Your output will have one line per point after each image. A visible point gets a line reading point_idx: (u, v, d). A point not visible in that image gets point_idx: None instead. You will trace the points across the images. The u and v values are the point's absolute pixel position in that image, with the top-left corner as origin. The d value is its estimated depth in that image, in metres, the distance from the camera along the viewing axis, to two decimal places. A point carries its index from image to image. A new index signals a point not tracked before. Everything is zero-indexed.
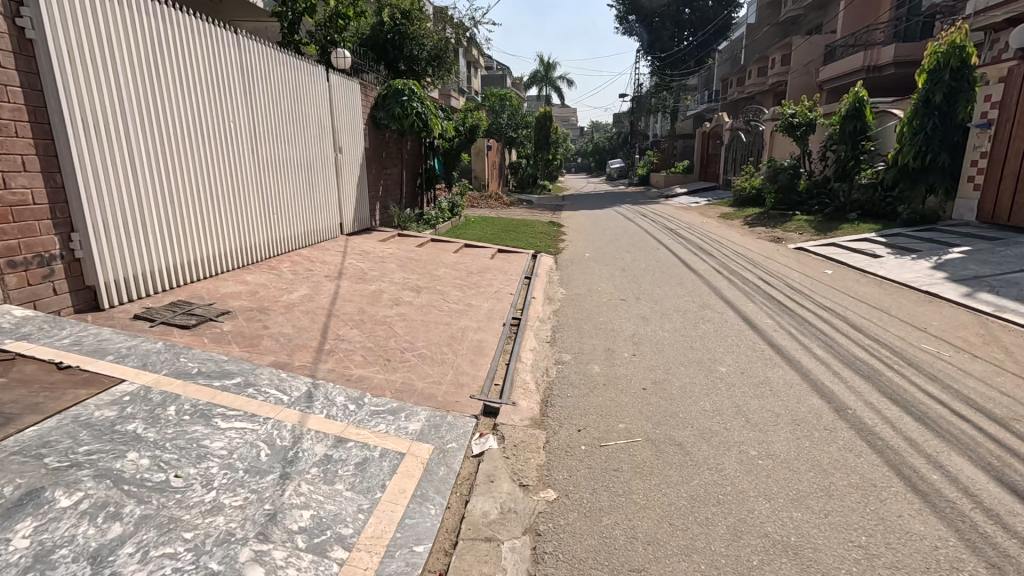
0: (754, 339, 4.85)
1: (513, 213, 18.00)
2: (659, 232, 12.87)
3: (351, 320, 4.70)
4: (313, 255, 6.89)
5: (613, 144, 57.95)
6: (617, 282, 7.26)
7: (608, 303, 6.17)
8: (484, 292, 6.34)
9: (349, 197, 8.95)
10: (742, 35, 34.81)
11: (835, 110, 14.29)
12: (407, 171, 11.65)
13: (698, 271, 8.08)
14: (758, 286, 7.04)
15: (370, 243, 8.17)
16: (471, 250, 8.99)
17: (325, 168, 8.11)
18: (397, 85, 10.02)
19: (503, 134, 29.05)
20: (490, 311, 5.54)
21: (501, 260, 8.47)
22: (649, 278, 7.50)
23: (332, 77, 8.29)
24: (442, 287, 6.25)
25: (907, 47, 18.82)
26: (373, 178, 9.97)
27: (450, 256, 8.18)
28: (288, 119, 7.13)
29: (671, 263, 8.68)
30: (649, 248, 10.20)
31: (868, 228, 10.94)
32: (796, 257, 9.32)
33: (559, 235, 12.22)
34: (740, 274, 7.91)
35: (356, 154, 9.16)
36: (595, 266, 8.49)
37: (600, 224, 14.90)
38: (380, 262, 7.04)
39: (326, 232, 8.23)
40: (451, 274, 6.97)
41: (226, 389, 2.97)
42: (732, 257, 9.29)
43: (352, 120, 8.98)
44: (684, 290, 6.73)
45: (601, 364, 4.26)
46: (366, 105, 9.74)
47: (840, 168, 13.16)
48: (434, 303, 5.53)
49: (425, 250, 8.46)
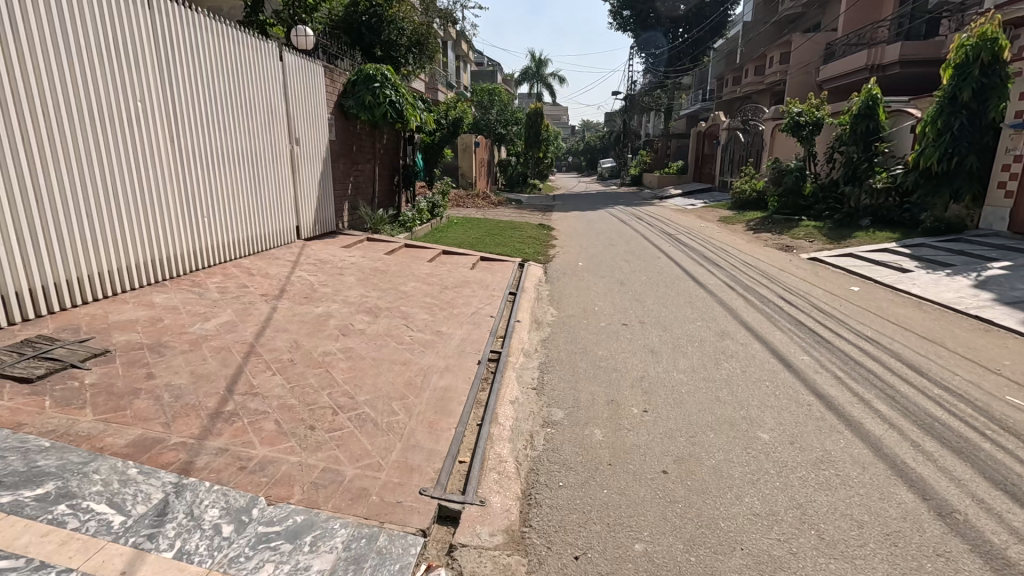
0: (793, 386, 3.84)
1: (501, 214, 16.91)
2: (657, 237, 11.89)
3: (278, 360, 3.59)
4: (255, 265, 5.75)
5: (606, 144, 56.94)
6: (616, 300, 6.22)
7: (607, 329, 5.14)
8: (460, 314, 5.26)
9: (310, 195, 7.83)
10: (738, 33, 33.90)
11: (845, 108, 13.37)
12: (381, 167, 10.55)
13: (708, 286, 7.08)
14: (779, 307, 6.06)
15: (331, 250, 7.04)
16: (449, 259, 7.87)
17: (277, 164, 6.98)
18: (368, 70, 8.86)
19: (492, 130, 27.83)
20: (463, 343, 4.46)
21: (482, 270, 7.39)
22: (654, 295, 6.48)
23: (289, 57, 7.14)
24: (407, 309, 5.14)
25: (912, 46, 17.92)
26: (340, 174, 8.86)
27: (424, 266, 7.07)
28: (231, 104, 5.99)
29: (676, 276, 7.66)
30: (650, 256, 9.19)
31: (885, 237, 10.03)
32: (813, 268, 8.38)
33: (551, 240, 11.13)
34: (756, 291, 6.91)
35: (318, 148, 8.03)
36: (591, 279, 7.44)
37: (593, 227, 13.85)
38: (336, 275, 5.92)
39: (279, 236, 7.10)
40: (421, 289, 5.87)
41: (16, 512, 1.88)
42: (742, 269, 8.32)
43: (314, 108, 7.83)
44: (696, 312, 5.72)
45: (604, 426, 3.21)
46: (333, 91, 8.59)
47: (850, 171, 12.27)
48: (394, 332, 4.43)
49: (395, 258, 7.35)
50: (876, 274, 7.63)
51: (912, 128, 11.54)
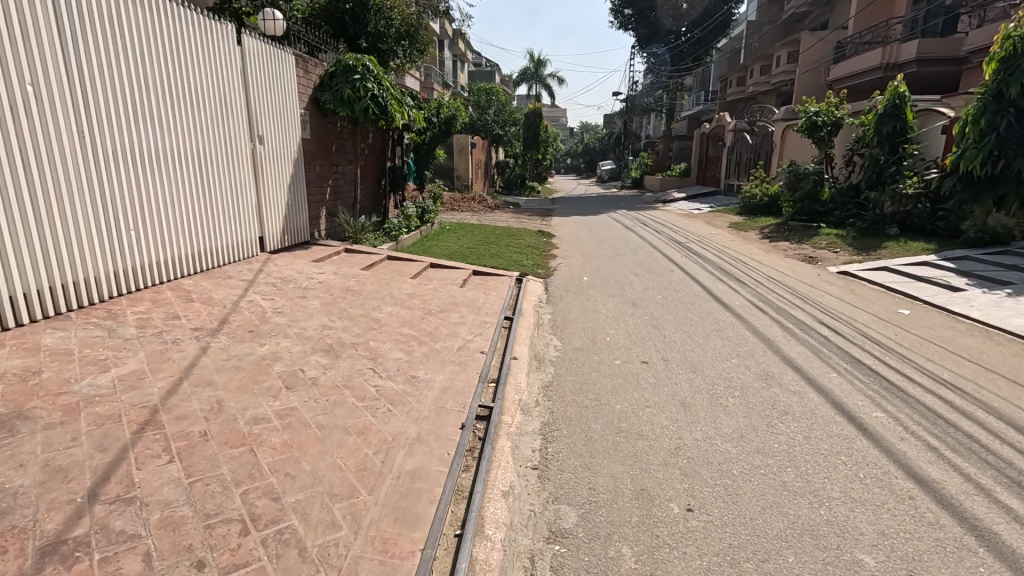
0: (882, 465, 2.88)
1: (498, 219, 15.94)
2: (666, 246, 10.96)
3: (186, 433, 2.63)
4: (198, 287, 4.78)
5: (605, 146, 56.11)
6: (630, 328, 5.28)
7: (624, 371, 4.18)
8: (443, 350, 4.30)
9: (278, 201, 6.86)
10: (742, 33, 33.00)
11: (866, 107, 12.46)
12: (364, 169, 9.59)
13: (733, 308, 6.15)
14: (824, 337, 5.10)
15: (298, 266, 6.06)
16: (436, 274, 6.90)
17: (235, 164, 6.01)
18: (348, 60, 7.87)
19: (490, 131, 26.88)
20: (444, 395, 3.50)
21: (474, 289, 6.43)
22: (674, 321, 5.54)
23: (249, 42, 6.20)
24: (378, 344, 4.18)
25: (930, 43, 17.07)
26: (315, 178, 7.91)
27: (406, 284, 6.11)
28: (178, 95, 5.05)
29: (695, 294, 6.72)
30: (662, 270, 8.25)
31: (919, 247, 9.12)
32: (847, 284, 7.46)
33: (551, 249, 10.17)
34: (790, 314, 5.96)
35: (288, 148, 7.07)
36: (599, 299, 6.49)
37: (596, 234, 12.93)
38: (298, 299, 4.95)
39: (239, 249, 6.12)
40: (399, 316, 4.90)
41: None
42: (766, 285, 7.40)
43: (282, 103, 6.87)
44: (727, 345, 4.79)
45: (637, 544, 2.25)
46: (307, 84, 7.60)
47: (874, 175, 11.35)
48: (355, 382, 3.47)
49: (373, 274, 6.38)
50: (923, 293, 6.71)
51: (944, 129, 10.63)
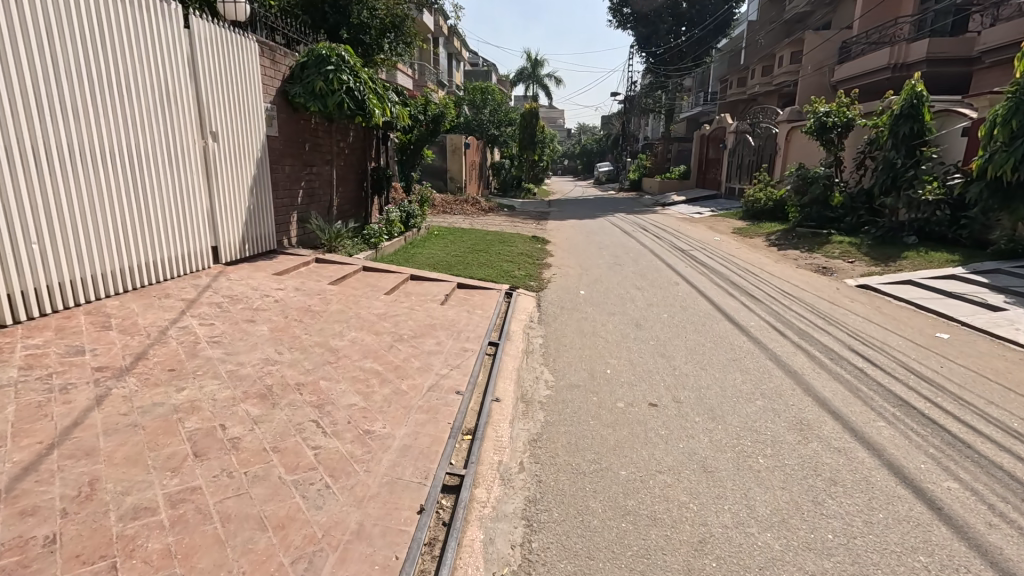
0: (975, 570, 2.16)
1: (491, 223, 15.21)
2: (668, 254, 10.25)
3: (23, 541, 1.88)
4: (123, 311, 4.03)
5: (603, 147, 55.49)
6: (633, 357, 4.56)
7: (628, 418, 3.45)
8: (409, 390, 3.55)
9: (237, 206, 6.07)
10: (742, 33, 32.35)
11: (879, 108, 11.80)
12: (342, 170, 8.85)
13: (748, 329, 5.45)
14: (860, 370, 4.37)
15: (255, 281, 5.32)
16: (415, 289, 6.17)
17: (184, 165, 5.23)
18: (321, 50, 7.13)
19: (485, 131, 26.17)
20: (403, 460, 2.76)
21: (457, 306, 5.71)
22: (683, 347, 4.84)
23: (201, 25, 5.41)
24: (329, 385, 3.43)
25: (940, 43, 16.49)
26: (284, 179, 7.17)
27: (378, 301, 5.36)
28: (105, 83, 4.26)
29: (704, 313, 6.02)
30: (666, 283, 7.54)
31: (942, 258, 8.47)
32: (869, 301, 6.78)
33: (545, 257, 9.43)
34: (816, 338, 5.21)
35: (250, 146, 6.28)
36: (598, 318, 5.76)
37: (594, 240, 12.20)
38: (243, 324, 4.20)
39: (189, 261, 5.33)
40: (363, 345, 4.16)
41: None
42: (781, 301, 6.71)
43: (240, 96, 6.09)
44: (749, 381, 4.06)
45: None
46: (274, 76, 6.85)
47: (890, 179, 10.69)
48: (288, 443, 2.73)
49: (342, 289, 5.64)
50: (958, 312, 6.03)
51: (966, 131, 9.98)
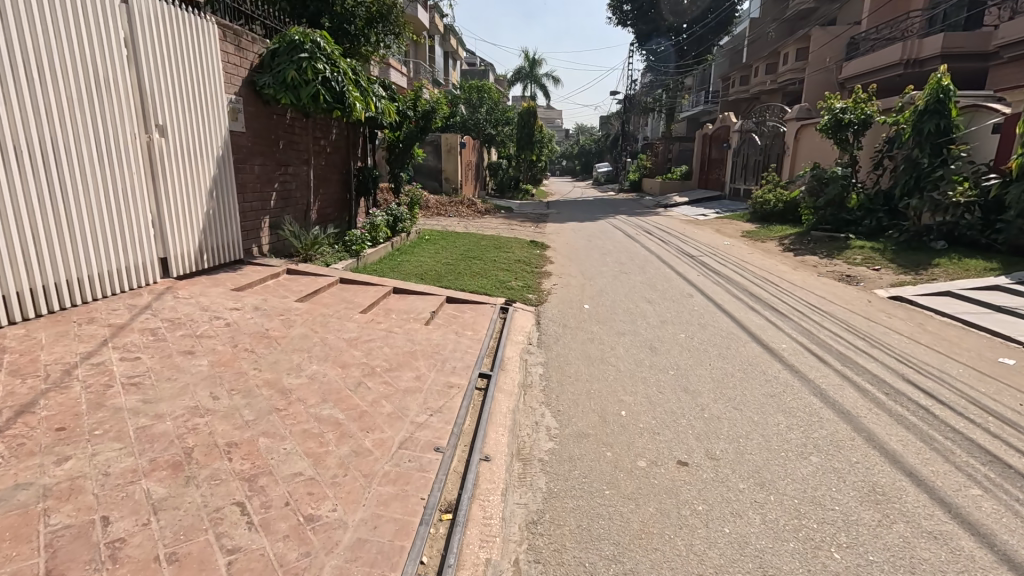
0: None
1: (487, 225, 14.45)
2: (676, 260, 9.50)
3: None
4: (25, 344, 3.26)
5: (602, 147, 54.78)
6: (651, 394, 3.81)
7: (653, 487, 2.69)
8: (374, 449, 2.78)
9: (194, 211, 5.28)
10: (745, 30, 31.66)
11: (900, 103, 11.09)
12: (322, 170, 8.10)
13: (780, 353, 4.70)
14: (926, 408, 3.63)
15: (207, 300, 4.55)
16: (397, 306, 5.43)
17: (124, 164, 4.45)
18: (294, 35, 6.37)
19: (482, 130, 25.34)
20: (355, 568, 2.00)
21: (443, 327, 4.96)
22: (709, 380, 4.10)
23: (144, 1, 4.64)
24: (270, 446, 2.67)
25: (955, 37, 15.78)
26: (253, 180, 6.41)
27: (351, 322, 4.60)
28: (11, 62, 3.48)
29: (726, 332, 5.28)
30: (679, 296, 6.78)
31: (979, 265, 7.76)
32: (909, 316, 6.03)
33: (545, 265, 8.70)
34: (862, 364, 4.48)
35: (209, 143, 5.50)
36: (605, 339, 5.02)
37: (596, 244, 11.47)
38: (178, 357, 3.44)
39: (132, 276, 4.55)
40: (323, 383, 3.41)
41: None
42: (811, 317, 5.96)
43: (195, 86, 5.30)
44: (796, 429, 3.32)
45: None
46: (241, 65, 6.10)
47: (915, 178, 10.07)
48: (193, 547, 1.97)
49: (311, 306, 4.88)
50: (1014, 329, 5.31)
51: (998, 127, 9.29)
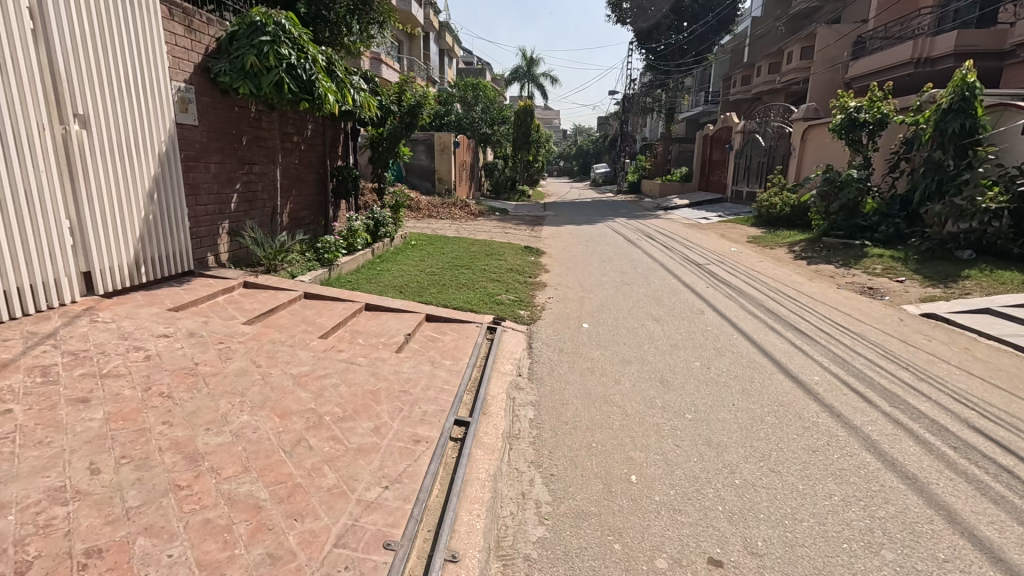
0: None
1: (479, 229, 13.71)
2: (681, 269, 8.78)
3: None
4: None
5: (601, 147, 54.14)
6: (667, 451, 3.07)
7: None
8: (298, 551, 2.03)
9: (128, 217, 4.51)
10: (746, 29, 31.04)
11: (919, 102, 10.43)
12: (292, 170, 7.34)
13: (814, 389, 3.97)
14: (1012, 473, 2.90)
15: (132, 325, 3.79)
16: (367, 328, 4.68)
17: (31, 159, 3.67)
18: (256, 15, 5.61)
19: (477, 130, 24.63)
20: None
21: (417, 355, 4.21)
22: (736, 429, 3.36)
23: None
24: (149, 553, 1.91)
25: (969, 35, 15.14)
26: (208, 179, 5.65)
27: (305, 351, 3.86)
28: None
29: (747, 361, 4.55)
30: (689, 314, 6.05)
31: (1015, 278, 7.07)
32: (950, 338, 5.31)
33: (539, 274, 7.98)
34: (914, 406, 3.75)
35: (148, 138, 4.72)
36: (608, 370, 4.28)
37: (594, 250, 10.76)
38: (64, 408, 2.68)
39: (41, 296, 3.78)
40: (250, 444, 2.65)
41: None
42: (840, 339, 5.23)
43: (130, 70, 4.53)
44: (855, 505, 2.59)
45: None
46: (192, 50, 5.33)
47: (938, 182, 9.43)
48: None
49: (260, 331, 4.12)
50: None
51: None
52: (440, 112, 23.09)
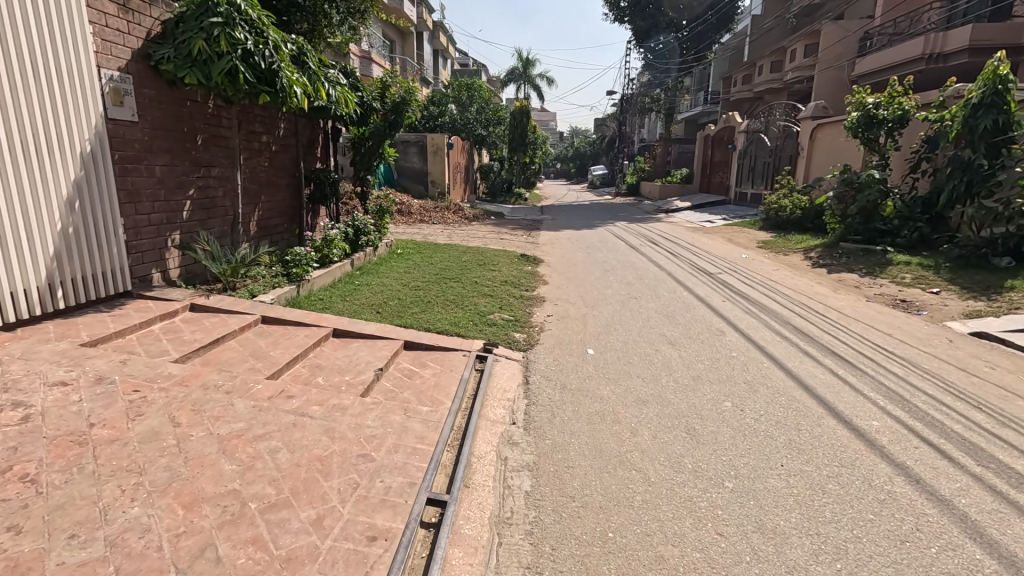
0: None
1: (473, 235, 12.94)
2: (692, 280, 8.01)
3: None
4: None
5: (598, 148, 53.42)
6: (709, 546, 2.29)
7: None
8: None
9: (38, 231, 3.72)
10: (746, 27, 30.34)
11: (943, 97, 9.72)
12: (259, 173, 6.56)
13: (878, 441, 3.21)
14: None
15: (23, 371, 3.00)
16: (330, 363, 3.90)
17: None
18: None
19: (472, 131, 23.84)
20: None
21: (387, 400, 3.42)
22: (792, 506, 2.59)
23: None
24: None
25: (985, 30, 14.42)
26: (152, 184, 4.87)
27: (243, 400, 3.07)
28: None
29: (787, 400, 3.78)
30: (708, 335, 5.27)
31: None
32: (1016, 366, 4.54)
33: (536, 287, 7.20)
34: (1010, 465, 2.98)
35: (67, 135, 3.94)
36: (620, 414, 3.51)
37: (596, 257, 10.00)
38: None
39: None
40: (127, 561, 1.86)
41: None
42: (888, 367, 4.46)
43: (40, 51, 3.74)
44: None
45: None
46: (128, 32, 4.54)
47: (967, 183, 8.69)
48: None
49: (193, 372, 3.34)
50: None
51: None
52: (433, 113, 22.25)
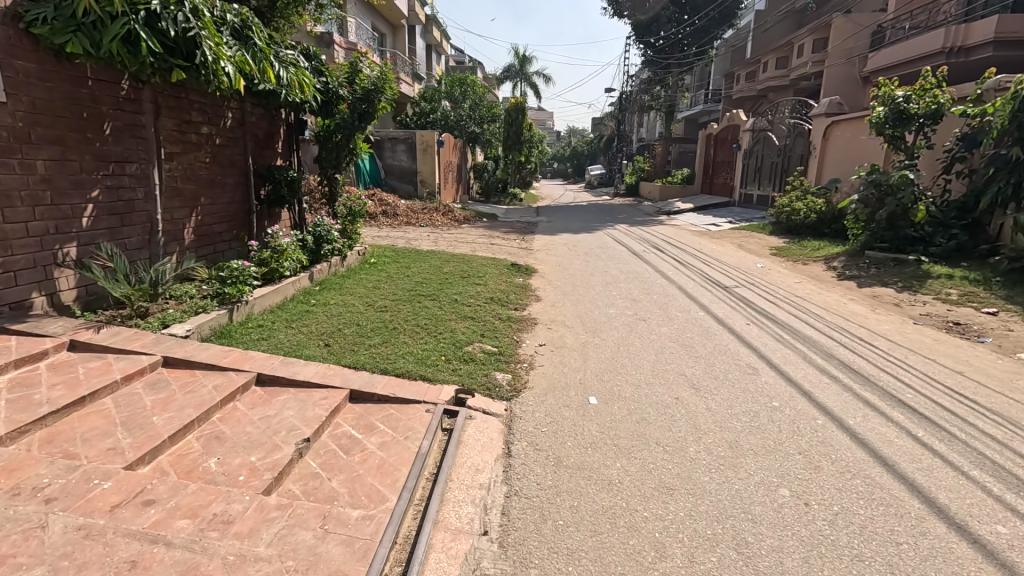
0: None
1: (462, 239, 11.87)
2: (707, 296, 6.95)
3: None
4: None
5: (597, 147, 52.18)
6: None
7: None
8: None
9: None
10: (750, 23, 29.25)
11: (982, 90, 8.68)
12: (195, 170, 5.48)
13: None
14: None
15: None
16: (239, 433, 2.84)
17: None
18: None
19: (465, 128, 22.77)
20: None
21: (303, 502, 2.35)
22: None
23: None
24: None
25: (1012, 21, 13.35)
26: (32, 184, 3.80)
27: (64, 517, 2.01)
28: None
29: (865, 487, 2.73)
30: (739, 375, 4.20)
31: None
32: None
33: (527, 306, 6.13)
34: None
35: None
36: (639, 518, 2.45)
37: (595, 267, 8.95)
38: None
39: None
40: None
41: None
42: (980, 427, 3.41)
43: None
44: None
45: None
46: None
47: (1015, 184, 7.74)
48: None
49: (12, 460, 2.28)
50: None
51: None
52: (424, 109, 21.12)
